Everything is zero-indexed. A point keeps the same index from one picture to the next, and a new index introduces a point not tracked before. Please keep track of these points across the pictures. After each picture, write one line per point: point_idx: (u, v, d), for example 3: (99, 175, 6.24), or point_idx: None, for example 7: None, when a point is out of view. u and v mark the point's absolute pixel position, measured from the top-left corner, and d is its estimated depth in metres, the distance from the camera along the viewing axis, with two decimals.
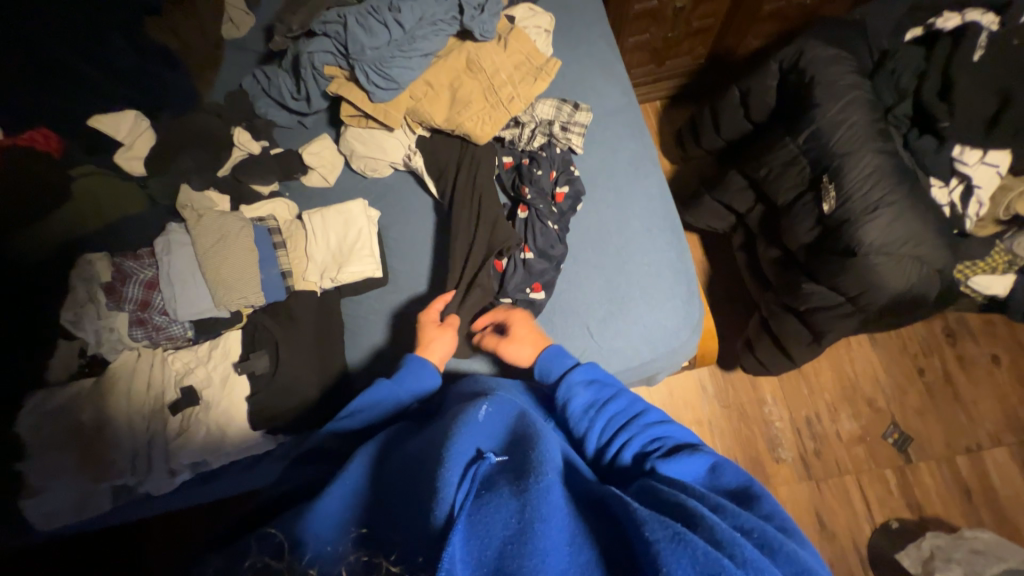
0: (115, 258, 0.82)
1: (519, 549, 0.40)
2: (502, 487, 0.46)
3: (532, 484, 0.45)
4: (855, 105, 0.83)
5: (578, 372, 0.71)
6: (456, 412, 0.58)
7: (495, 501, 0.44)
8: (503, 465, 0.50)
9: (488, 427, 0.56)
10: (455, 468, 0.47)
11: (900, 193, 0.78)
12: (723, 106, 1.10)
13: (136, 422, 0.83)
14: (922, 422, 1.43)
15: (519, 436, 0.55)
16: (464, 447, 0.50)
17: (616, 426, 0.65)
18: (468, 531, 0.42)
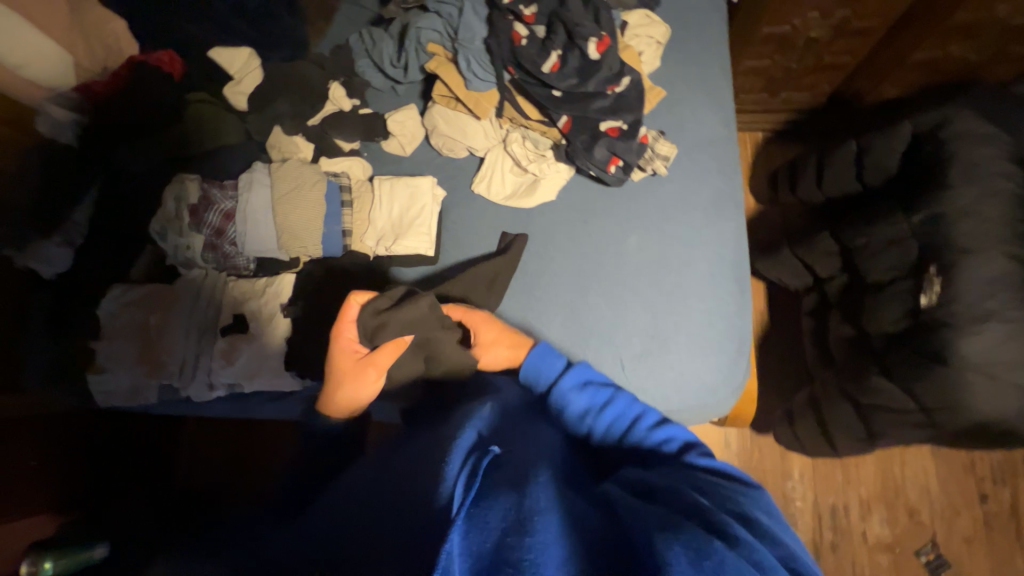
0: (204, 183, 0.88)
1: (517, 538, 0.46)
2: (499, 482, 0.52)
3: (530, 480, 0.52)
4: (997, 196, 0.71)
5: (571, 375, 0.72)
6: (462, 412, 0.65)
7: (497, 497, 0.50)
8: (501, 459, 0.56)
9: (489, 420, 0.64)
10: (459, 457, 0.55)
11: (1022, 311, 0.67)
12: (833, 159, 1.00)
13: (191, 333, 0.91)
14: (966, 550, 1.27)
15: (508, 433, 0.62)
16: (467, 440, 0.58)
17: (619, 426, 0.69)
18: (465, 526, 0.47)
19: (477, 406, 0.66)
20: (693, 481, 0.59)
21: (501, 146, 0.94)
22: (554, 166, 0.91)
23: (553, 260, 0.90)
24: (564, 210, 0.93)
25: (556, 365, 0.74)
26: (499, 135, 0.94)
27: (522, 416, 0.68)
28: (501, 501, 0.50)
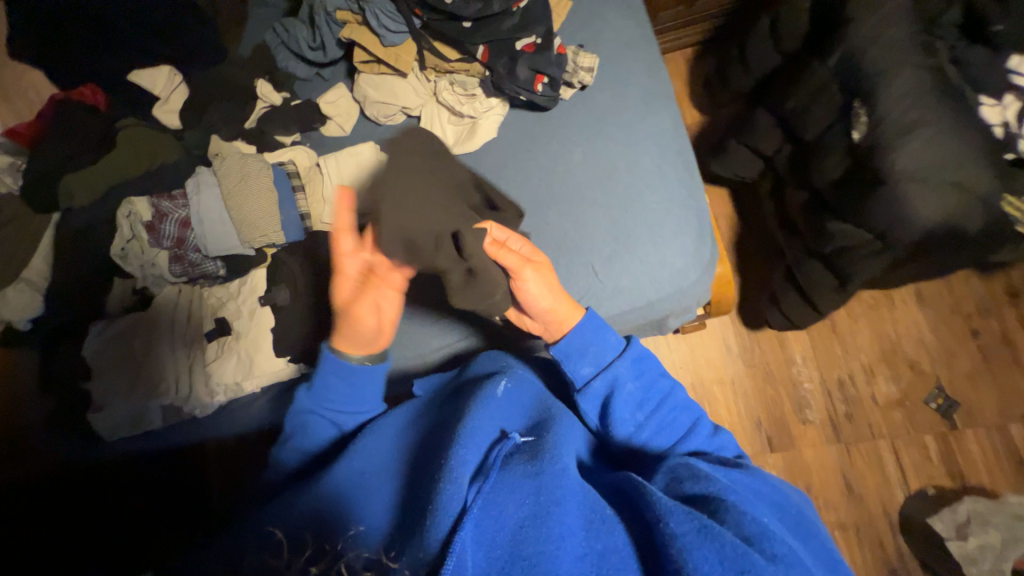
0: (151, 199, 0.88)
1: (535, 530, 0.55)
2: (516, 471, 0.62)
3: (546, 469, 0.60)
4: (893, 18, 0.74)
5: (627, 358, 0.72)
6: (481, 387, 0.72)
7: (515, 488, 0.59)
8: (519, 450, 0.65)
9: (504, 410, 0.71)
10: (470, 449, 0.62)
11: (940, 113, 0.70)
12: (752, 41, 1.03)
13: (179, 349, 0.93)
14: (971, 386, 1.32)
15: (535, 424, 0.70)
16: (488, 434, 0.66)
17: (669, 420, 0.72)
18: (481, 516, 0.57)
19: (497, 381, 0.73)
20: (740, 479, 0.64)
21: (433, 100, 0.97)
22: (487, 103, 0.94)
23: (508, 193, 0.93)
24: (508, 144, 0.95)
25: (616, 343, 0.74)
26: (428, 89, 0.97)
27: (535, 399, 0.75)
28: (519, 492, 0.59)
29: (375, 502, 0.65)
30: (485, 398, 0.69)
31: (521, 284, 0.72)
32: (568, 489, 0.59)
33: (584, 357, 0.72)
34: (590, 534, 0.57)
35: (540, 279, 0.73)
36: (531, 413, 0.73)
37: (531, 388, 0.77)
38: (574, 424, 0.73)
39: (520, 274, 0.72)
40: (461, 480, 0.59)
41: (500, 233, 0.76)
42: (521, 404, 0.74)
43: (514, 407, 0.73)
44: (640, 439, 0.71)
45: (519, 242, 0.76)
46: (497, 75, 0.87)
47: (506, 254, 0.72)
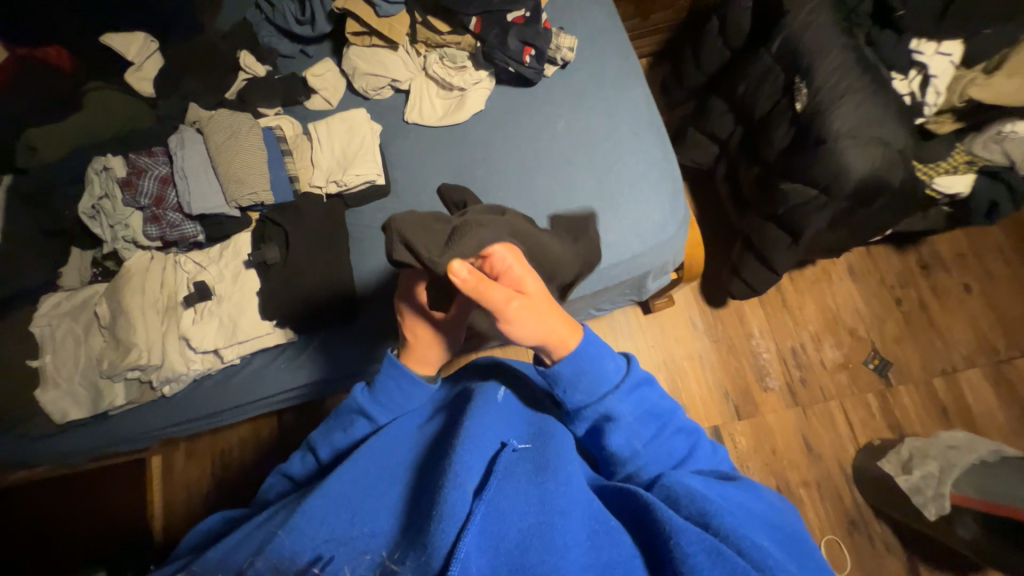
0: (130, 156, 0.87)
1: (537, 543, 0.48)
2: (513, 478, 0.56)
3: (551, 475, 0.55)
4: (821, 8, 0.88)
5: (625, 381, 0.59)
6: (480, 394, 0.68)
7: (517, 498, 0.53)
8: (522, 457, 0.59)
9: (505, 418, 0.65)
10: (473, 453, 0.56)
11: (864, 83, 0.84)
12: (704, 38, 1.17)
13: (150, 317, 0.86)
14: (899, 348, 1.50)
15: (539, 432, 0.65)
16: (490, 440, 0.59)
17: (665, 443, 0.61)
18: (486, 518, 0.50)
19: (496, 389, 0.69)
20: (744, 502, 0.56)
21: (422, 74, 1.01)
22: (474, 77, 0.99)
23: (497, 160, 0.98)
24: (495, 116, 1.00)
25: (616, 368, 0.60)
26: (417, 64, 1.01)
27: (537, 410, 0.71)
28: (522, 494, 0.54)
29: (375, 510, 0.57)
30: (485, 406, 0.64)
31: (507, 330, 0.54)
32: (571, 497, 0.53)
33: (571, 385, 0.59)
34: (594, 545, 0.50)
35: (529, 318, 0.53)
36: (530, 423, 0.68)
37: (530, 405, 0.73)
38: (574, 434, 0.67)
39: (508, 320, 0.53)
40: (466, 486, 0.52)
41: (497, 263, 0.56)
42: (519, 414, 0.69)
43: (515, 415, 0.67)
44: (634, 470, 0.60)
45: (520, 277, 0.55)
46: (489, 45, 0.95)
47: (494, 293, 0.52)
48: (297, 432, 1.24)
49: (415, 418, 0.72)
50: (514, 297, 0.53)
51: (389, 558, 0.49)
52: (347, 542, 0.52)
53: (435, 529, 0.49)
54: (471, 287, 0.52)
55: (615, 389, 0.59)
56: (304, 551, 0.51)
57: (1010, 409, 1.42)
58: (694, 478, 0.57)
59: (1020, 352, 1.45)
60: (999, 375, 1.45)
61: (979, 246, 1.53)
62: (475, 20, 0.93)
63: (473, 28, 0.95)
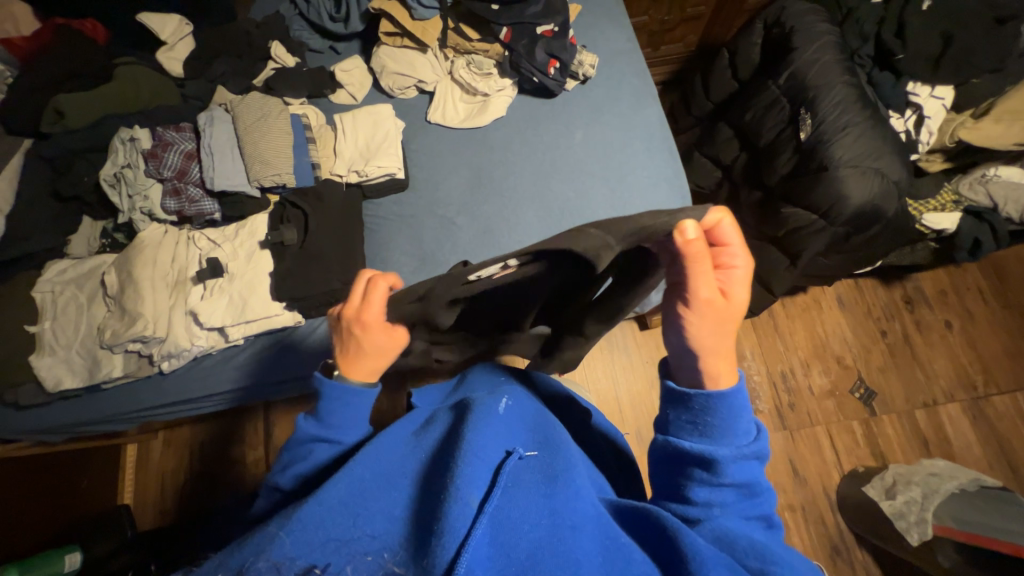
0: (157, 129, 0.89)
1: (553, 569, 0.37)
2: (522, 492, 0.43)
3: (563, 489, 0.45)
4: (826, 47, 0.95)
5: (748, 444, 0.47)
6: (481, 397, 0.54)
7: (524, 511, 0.41)
8: (532, 466, 0.47)
9: (509, 421, 0.53)
10: (479, 462, 0.43)
11: (864, 118, 0.90)
12: (713, 69, 1.24)
13: (159, 290, 0.85)
14: (884, 378, 1.54)
15: (546, 439, 0.53)
16: (494, 445, 0.46)
17: (754, 504, 0.48)
18: (493, 532, 0.38)
19: (497, 397, 0.55)
20: None
21: (448, 78, 1.06)
22: (499, 84, 1.04)
23: (514, 164, 1.01)
24: (515, 122, 1.04)
25: (747, 425, 0.47)
26: (444, 68, 1.06)
27: (541, 419, 0.58)
28: (533, 505, 0.42)
29: (379, 506, 0.41)
30: (487, 411, 0.50)
31: (684, 321, 0.46)
32: (584, 513, 0.43)
33: (690, 421, 0.48)
34: (607, 565, 0.40)
35: (710, 322, 0.45)
36: (536, 430, 0.55)
37: (533, 406, 0.60)
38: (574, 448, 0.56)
39: (695, 312, 0.45)
40: (470, 500, 0.39)
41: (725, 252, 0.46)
42: (521, 420, 0.56)
43: (519, 422, 0.54)
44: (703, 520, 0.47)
45: (739, 283, 0.46)
46: (517, 54, 0.99)
47: (704, 281, 0.44)
48: (287, 425, 1.21)
49: (412, 421, 0.55)
50: (715, 298, 0.45)
51: (394, 565, 0.37)
52: (344, 546, 0.38)
53: (431, 547, 0.36)
54: (689, 258, 0.44)
55: (732, 448, 0.46)
56: (308, 555, 0.36)
57: (986, 445, 1.46)
58: (741, 519, 0.47)
59: (997, 390, 1.51)
60: (978, 411, 1.50)
61: (960, 285, 1.61)
62: (505, 30, 0.99)
63: (503, 38, 0.99)
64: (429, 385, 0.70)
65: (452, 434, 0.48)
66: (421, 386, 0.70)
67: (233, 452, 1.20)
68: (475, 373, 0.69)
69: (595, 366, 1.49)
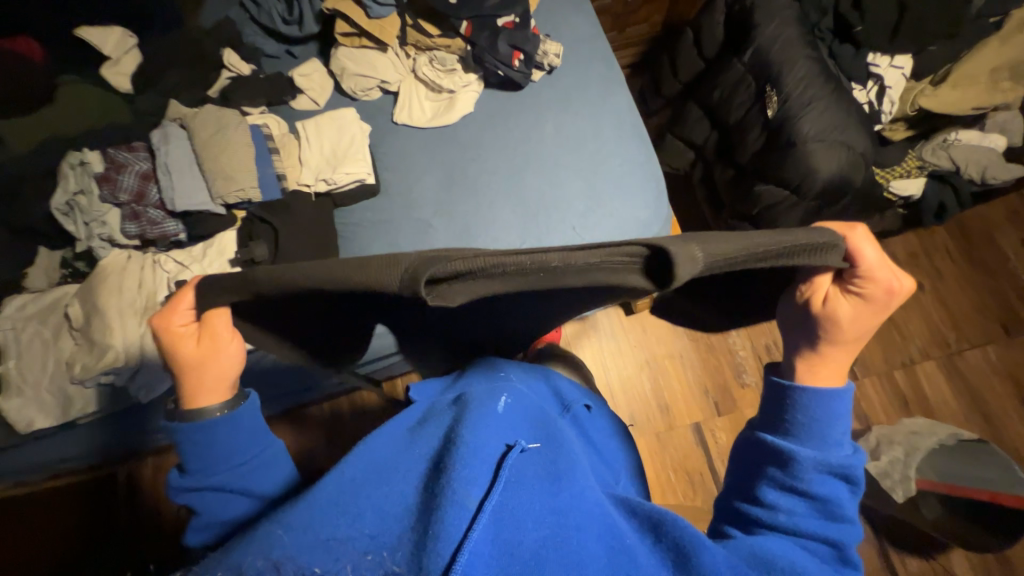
0: (107, 150, 0.84)
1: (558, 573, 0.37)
2: (524, 490, 0.43)
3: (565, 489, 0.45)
4: (787, 22, 0.95)
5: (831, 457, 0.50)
6: (476, 397, 0.54)
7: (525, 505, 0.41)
8: (531, 462, 0.47)
9: (507, 417, 0.52)
10: (476, 462, 0.42)
11: (828, 91, 0.91)
12: (679, 47, 1.24)
13: (128, 318, 0.82)
14: None
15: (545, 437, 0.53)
16: (492, 440, 0.46)
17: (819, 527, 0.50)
18: (497, 532, 0.38)
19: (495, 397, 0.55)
20: None
21: (410, 76, 1.03)
22: (463, 79, 1.01)
23: (485, 159, 0.99)
24: (484, 117, 1.02)
25: (838, 445, 0.52)
26: (406, 66, 1.03)
27: (537, 414, 0.58)
28: (538, 503, 0.43)
29: (369, 502, 0.40)
30: (483, 410, 0.50)
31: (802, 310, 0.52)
32: (586, 513, 0.45)
33: (779, 419, 0.53)
34: (613, 566, 0.41)
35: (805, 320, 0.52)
36: (534, 426, 0.55)
37: (531, 402, 0.60)
38: (570, 443, 0.58)
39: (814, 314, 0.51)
40: (468, 500, 0.38)
41: (856, 268, 0.48)
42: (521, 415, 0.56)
43: (518, 418, 0.54)
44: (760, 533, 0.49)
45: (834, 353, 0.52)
46: (480, 47, 0.97)
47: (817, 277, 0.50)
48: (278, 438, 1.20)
49: (408, 419, 0.55)
50: (807, 299, 0.51)
51: (394, 565, 0.34)
52: (338, 547, 0.35)
53: (429, 542, 0.35)
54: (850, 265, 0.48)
55: (814, 452, 0.51)
56: (303, 554, 0.34)
57: (962, 398, 1.52)
58: (792, 543, 0.49)
59: (969, 344, 1.57)
60: (952, 366, 1.55)
61: (929, 247, 1.66)
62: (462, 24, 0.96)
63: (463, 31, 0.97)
64: (426, 381, 0.67)
65: (448, 431, 0.48)
66: (419, 382, 0.66)
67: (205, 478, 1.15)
68: (473, 367, 0.67)
69: (584, 354, 1.50)
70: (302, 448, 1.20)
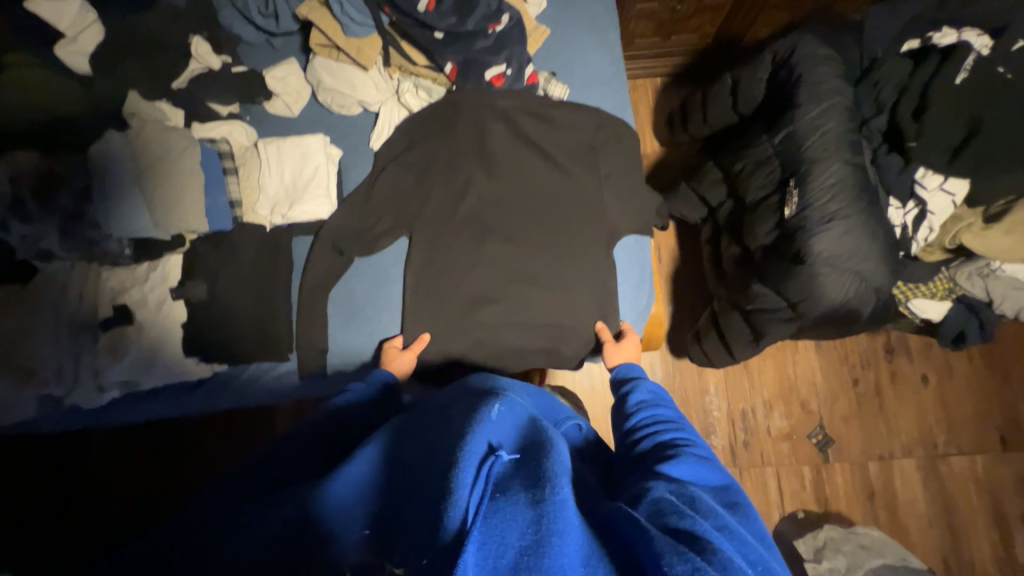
0: (47, 159, 0.79)
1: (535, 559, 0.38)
2: (517, 491, 0.44)
3: (547, 487, 0.44)
4: (834, 111, 0.79)
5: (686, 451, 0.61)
6: (464, 409, 0.54)
7: (509, 505, 0.42)
8: (515, 467, 0.47)
9: (500, 427, 0.52)
10: (469, 468, 0.44)
11: (857, 208, 0.77)
12: (714, 93, 1.07)
13: (63, 335, 0.80)
14: (845, 427, 1.51)
15: (530, 441, 0.51)
16: (477, 445, 0.47)
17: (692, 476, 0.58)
18: (482, 536, 0.39)
19: (490, 406, 0.54)
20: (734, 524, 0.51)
21: (394, 99, 0.92)
22: (452, 115, 0.90)
23: (460, 210, 0.91)
24: (468, 159, 0.91)
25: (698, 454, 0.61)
26: (390, 87, 0.92)
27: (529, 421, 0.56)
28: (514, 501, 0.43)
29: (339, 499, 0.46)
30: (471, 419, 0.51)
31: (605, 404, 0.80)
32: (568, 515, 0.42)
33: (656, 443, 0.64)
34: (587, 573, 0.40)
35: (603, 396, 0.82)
36: (523, 434, 0.53)
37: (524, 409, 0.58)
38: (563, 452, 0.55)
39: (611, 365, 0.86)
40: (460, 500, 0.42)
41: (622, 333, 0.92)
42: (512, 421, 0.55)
43: (508, 427, 0.53)
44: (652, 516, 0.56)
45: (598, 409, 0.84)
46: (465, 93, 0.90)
47: (611, 356, 0.86)
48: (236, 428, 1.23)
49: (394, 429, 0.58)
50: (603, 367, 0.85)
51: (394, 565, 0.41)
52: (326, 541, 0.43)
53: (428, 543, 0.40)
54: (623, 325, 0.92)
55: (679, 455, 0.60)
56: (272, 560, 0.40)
57: (932, 502, 1.46)
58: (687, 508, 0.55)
59: (956, 450, 1.49)
60: (932, 469, 1.48)
61: None
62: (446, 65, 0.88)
63: (449, 71, 0.88)
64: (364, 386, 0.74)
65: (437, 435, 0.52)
66: (358, 385, 0.74)
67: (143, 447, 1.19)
68: (472, 378, 0.69)
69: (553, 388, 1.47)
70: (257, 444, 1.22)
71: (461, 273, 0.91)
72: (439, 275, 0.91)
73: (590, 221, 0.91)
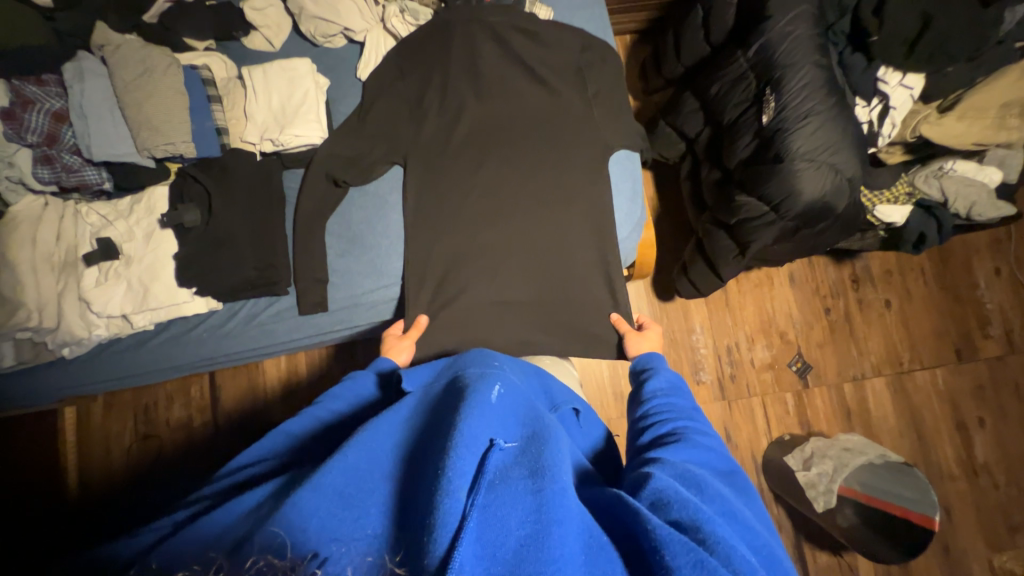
0: (13, 82, 0.75)
1: (535, 553, 0.36)
2: (518, 486, 0.41)
3: (547, 480, 0.41)
4: (802, 18, 0.84)
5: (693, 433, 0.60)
6: (462, 391, 0.51)
7: (509, 500, 0.40)
8: (516, 460, 0.44)
9: (500, 411, 0.49)
10: (467, 458, 0.41)
11: (828, 106, 0.83)
12: (686, 26, 1.11)
13: (43, 271, 0.77)
14: (821, 353, 1.60)
15: (531, 432, 0.49)
16: (476, 433, 0.44)
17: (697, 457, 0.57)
18: (480, 528, 0.37)
19: (489, 387, 0.51)
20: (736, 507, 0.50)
21: (379, 27, 0.92)
22: (439, 39, 0.91)
23: (454, 134, 0.92)
24: (457, 84, 0.92)
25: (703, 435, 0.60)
26: (375, 14, 0.91)
27: (529, 406, 0.54)
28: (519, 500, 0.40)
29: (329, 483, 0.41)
30: (472, 402, 0.48)
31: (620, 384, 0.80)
32: (571, 509, 0.40)
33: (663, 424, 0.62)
34: (589, 563, 0.38)
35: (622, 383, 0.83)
36: (523, 423, 0.50)
37: (524, 394, 0.56)
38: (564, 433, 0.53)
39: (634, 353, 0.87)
40: (459, 493, 0.39)
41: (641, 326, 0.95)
42: (513, 410, 0.52)
43: (508, 415, 0.50)
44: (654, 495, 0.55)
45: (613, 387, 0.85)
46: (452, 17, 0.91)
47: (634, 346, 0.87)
48: (228, 389, 1.20)
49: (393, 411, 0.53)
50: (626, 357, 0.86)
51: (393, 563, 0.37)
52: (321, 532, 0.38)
53: (422, 545, 0.36)
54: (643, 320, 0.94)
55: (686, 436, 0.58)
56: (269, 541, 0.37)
57: (901, 414, 1.58)
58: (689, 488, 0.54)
59: (919, 366, 1.61)
60: (900, 385, 1.60)
61: (905, 266, 1.65)
62: None
63: None
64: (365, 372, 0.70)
65: (432, 424, 0.48)
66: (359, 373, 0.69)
67: (135, 404, 1.19)
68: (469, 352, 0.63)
69: None
70: (252, 403, 1.19)
71: (458, 197, 0.91)
72: (436, 200, 0.91)
73: (581, 141, 0.93)
